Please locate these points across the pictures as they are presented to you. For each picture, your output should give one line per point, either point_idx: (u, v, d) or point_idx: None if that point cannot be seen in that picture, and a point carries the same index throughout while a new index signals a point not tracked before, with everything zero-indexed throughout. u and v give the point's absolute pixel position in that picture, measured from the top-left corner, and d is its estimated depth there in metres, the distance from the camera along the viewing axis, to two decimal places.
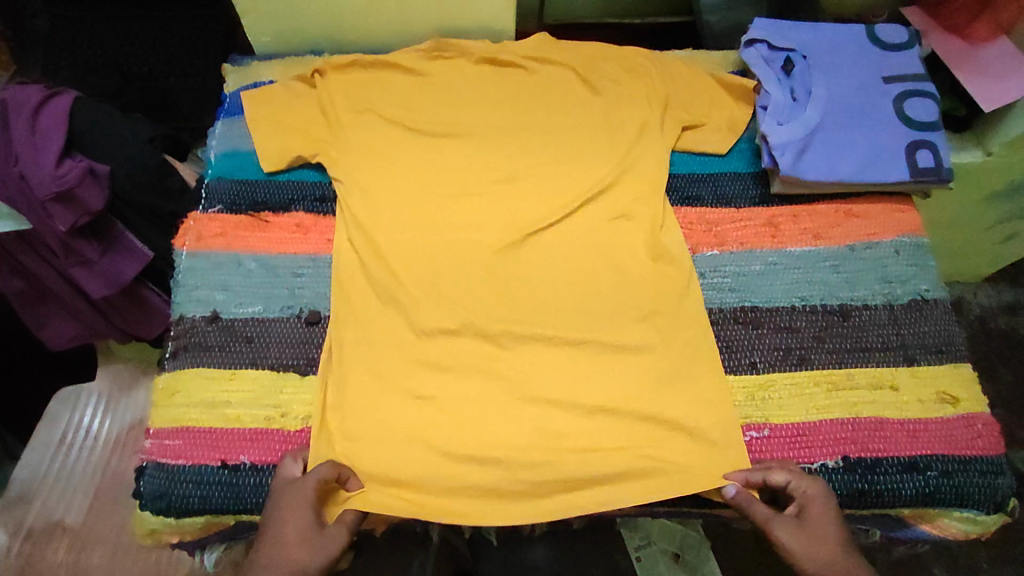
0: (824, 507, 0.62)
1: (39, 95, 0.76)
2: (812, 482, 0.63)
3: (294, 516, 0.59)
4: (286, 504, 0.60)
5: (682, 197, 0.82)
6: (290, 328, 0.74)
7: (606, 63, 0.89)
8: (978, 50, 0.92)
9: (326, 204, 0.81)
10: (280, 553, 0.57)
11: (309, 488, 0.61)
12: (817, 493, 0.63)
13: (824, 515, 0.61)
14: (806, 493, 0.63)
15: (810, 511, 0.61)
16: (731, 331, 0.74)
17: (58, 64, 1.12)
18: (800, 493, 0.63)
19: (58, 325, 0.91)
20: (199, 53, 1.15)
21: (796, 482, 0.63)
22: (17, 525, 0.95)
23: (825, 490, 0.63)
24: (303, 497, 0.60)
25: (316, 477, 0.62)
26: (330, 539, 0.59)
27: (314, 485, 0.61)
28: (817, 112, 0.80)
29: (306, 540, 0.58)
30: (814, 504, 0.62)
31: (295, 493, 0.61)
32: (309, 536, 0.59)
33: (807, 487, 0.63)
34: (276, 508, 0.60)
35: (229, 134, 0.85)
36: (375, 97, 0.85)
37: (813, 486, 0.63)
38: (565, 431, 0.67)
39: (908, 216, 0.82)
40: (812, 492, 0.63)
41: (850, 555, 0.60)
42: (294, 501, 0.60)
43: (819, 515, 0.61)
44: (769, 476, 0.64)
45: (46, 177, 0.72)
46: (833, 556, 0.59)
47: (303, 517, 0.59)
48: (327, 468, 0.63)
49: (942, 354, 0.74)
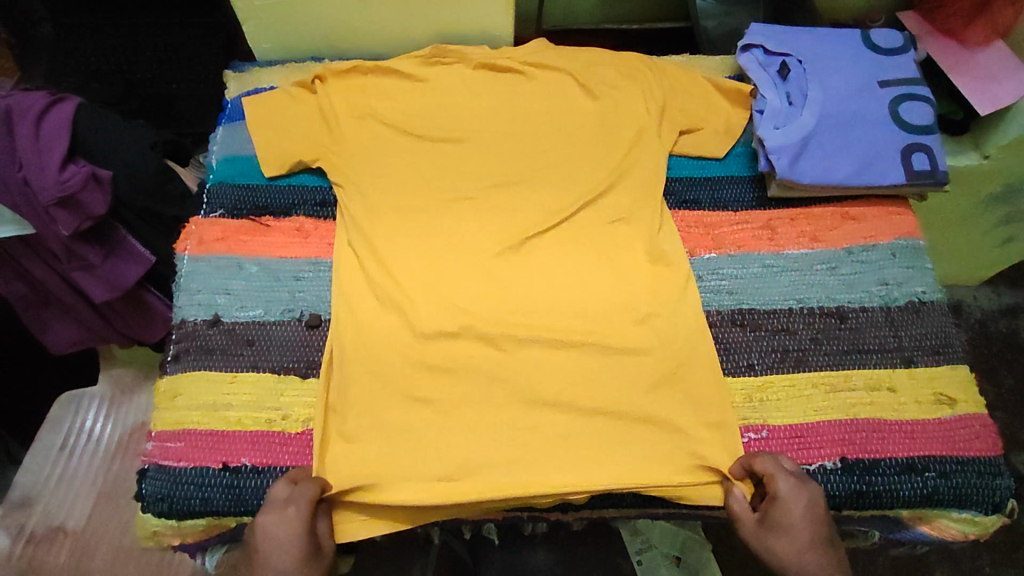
0: (793, 506, 0.61)
1: (43, 102, 0.77)
2: (783, 483, 0.62)
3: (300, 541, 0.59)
4: (288, 529, 0.59)
5: (679, 201, 0.83)
6: (291, 331, 0.74)
7: (604, 68, 0.90)
8: (974, 54, 0.93)
9: (326, 209, 0.82)
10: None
11: (306, 509, 0.60)
12: (784, 495, 0.61)
13: (790, 513, 0.60)
14: (777, 489, 0.62)
15: (776, 513, 0.61)
16: (729, 333, 0.75)
17: (63, 71, 1.14)
18: (771, 490, 0.62)
19: (60, 329, 0.92)
20: (201, 61, 1.16)
21: (769, 477, 0.63)
22: (18, 530, 0.95)
23: (796, 491, 0.61)
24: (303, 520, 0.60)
25: (306, 497, 0.61)
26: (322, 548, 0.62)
27: (308, 505, 0.60)
28: (813, 116, 0.81)
29: (310, 561, 0.59)
30: (782, 502, 0.61)
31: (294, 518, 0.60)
32: (310, 555, 0.60)
33: (780, 482, 0.62)
34: (280, 534, 0.59)
35: (231, 140, 0.86)
36: (376, 102, 0.86)
37: (782, 488, 0.62)
38: (565, 432, 0.68)
39: (904, 219, 0.82)
40: (782, 489, 0.62)
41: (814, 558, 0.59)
42: (295, 524, 0.59)
43: (784, 515, 0.61)
44: (752, 462, 0.65)
45: (49, 182, 0.72)
46: (792, 559, 0.59)
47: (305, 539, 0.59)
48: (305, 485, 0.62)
49: (939, 355, 0.74)
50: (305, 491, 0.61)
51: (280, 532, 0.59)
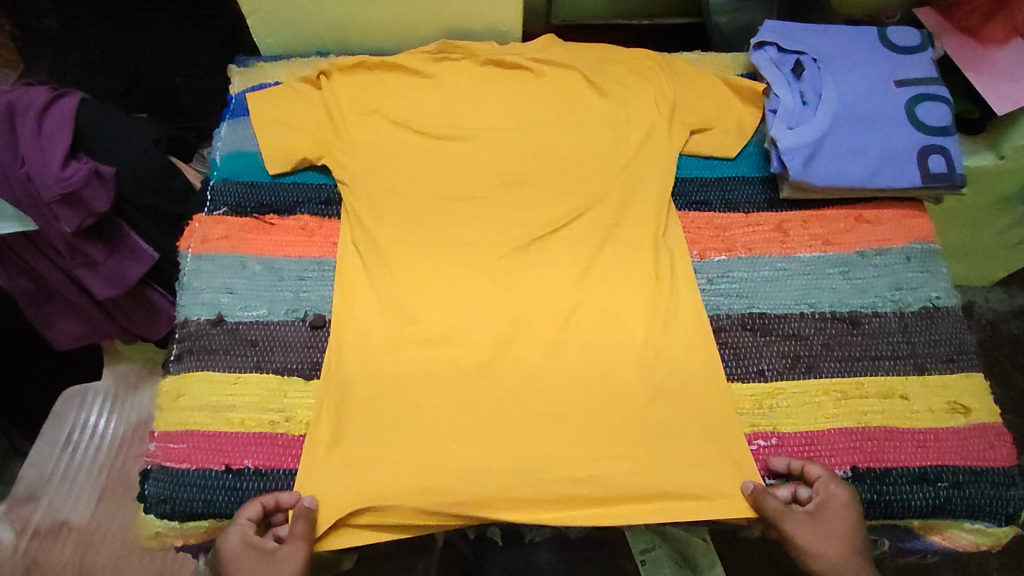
0: (836, 515, 0.62)
1: (45, 97, 0.76)
2: (839, 486, 0.63)
3: (241, 565, 0.60)
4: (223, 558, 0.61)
5: (689, 202, 0.81)
6: (295, 332, 0.74)
7: (614, 66, 0.88)
8: (992, 51, 0.91)
9: (332, 207, 0.81)
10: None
11: (239, 535, 0.61)
12: (841, 497, 0.63)
13: (830, 523, 0.62)
14: (822, 501, 0.63)
15: (829, 513, 0.62)
16: (739, 338, 0.73)
17: (67, 64, 1.13)
18: (826, 491, 0.63)
19: (64, 324, 0.91)
20: (204, 52, 1.15)
21: (823, 482, 0.64)
22: (22, 524, 0.95)
23: (852, 492, 0.63)
24: (237, 545, 0.60)
25: (249, 518, 0.62)
26: (283, 558, 0.60)
27: (252, 525, 0.62)
28: (828, 115, 0.79)
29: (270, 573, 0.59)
30: (835, 504, 0.62)
31: (227, 542, 0.61)
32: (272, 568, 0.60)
33: (825, 494, 0.63)
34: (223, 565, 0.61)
35: (235, 136, 0.85)
36: (382, 99, 0.85)
37: (840, 490, 0.63)
38: (571, 438, 0.66)
39: (920, 222, 0.80)
40: (837, 492, 0.63)
41: (857, 557, 0.61)
42: (227, 552, 0.60)
43: (835, 514, 0.62)
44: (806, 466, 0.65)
45: (52, 178, 0.71)
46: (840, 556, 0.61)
47: (244, 564, 0.60)
48: (251, 508, 0.62)
49: (953, 363, 0.73)
50: (242, 515, 0.62)
51: (225, 561, 0.60)
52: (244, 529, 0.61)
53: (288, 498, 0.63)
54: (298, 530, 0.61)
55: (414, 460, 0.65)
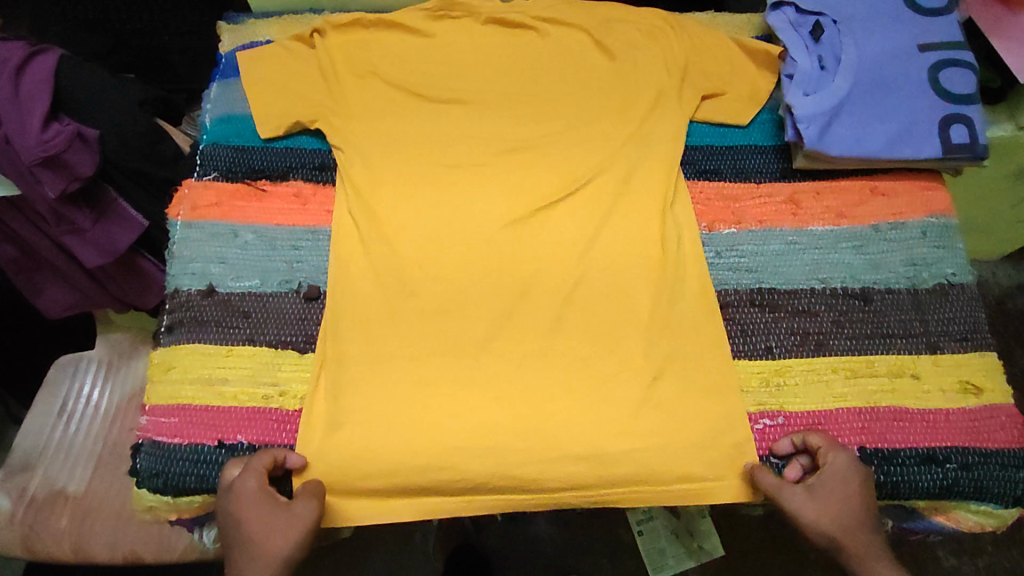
0: (835, 484, 0.61)
1: (22, 53, 0.72)
2: (839, 454, 0.62)
3: (255, 509, 0.59)
4: (236, 499, 0.59)
5: (699, 171, 0.78)
6: (288, 304, 0.71)
7: (622, 26, 0.84)
8: (1017, 16, 0.85)
9: (326, 173, 0.77)
10: (259, 557, 0.58)
11: (255, 480, 0.59)
12: (840, 466, 0.61)
13: (831, 493, 0.60)
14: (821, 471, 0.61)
15: (829, 483, 0.61)
16: (747, 314, 0.71)
17: (47, 20, 1.08)
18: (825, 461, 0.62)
19: (54, 292, 0.88)
20: (191, 10, 1.09)
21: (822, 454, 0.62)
22: (19, 492, 0.87)
23: (853, 461, 0.62)
24: (254, 488, 0.59)
25: (264, 467, 0.60)
26: (297, 512, 0.59)
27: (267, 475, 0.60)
28: (847, 81, 0.75)
29: (285, 523, 0.59)
30: (835, 474, 0.61)
31: (243, 484, 0.59)
32: (285, 519, 0.59)
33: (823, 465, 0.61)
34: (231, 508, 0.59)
35: (225, 98, 0.81)
36: (378, 60, 0.80)
37: (839, 460, 0.61)
38: (572, 417, 0.65)
39: (937, 195, 0.77)
40: (837, 462, 0.61)
41: (857, 526, 0.60)
42: (242, 495, 0.59)
43: (835, 484, 0.61)
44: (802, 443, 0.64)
45: (31, 140, 0.68)
46: (840, 526, 0.60)
47: (257, 509, 0.59)
48: (264, 458, 0.61)
49: (966, 342, 0.71)
50: (257, 462, 0.61)
51: (237, 504, 0.59)
52: (262, 474, 0.60)
53: (299, 459, 0.62)
54: (314, 490, 0.61)
55: (410, 438, 0.63)
